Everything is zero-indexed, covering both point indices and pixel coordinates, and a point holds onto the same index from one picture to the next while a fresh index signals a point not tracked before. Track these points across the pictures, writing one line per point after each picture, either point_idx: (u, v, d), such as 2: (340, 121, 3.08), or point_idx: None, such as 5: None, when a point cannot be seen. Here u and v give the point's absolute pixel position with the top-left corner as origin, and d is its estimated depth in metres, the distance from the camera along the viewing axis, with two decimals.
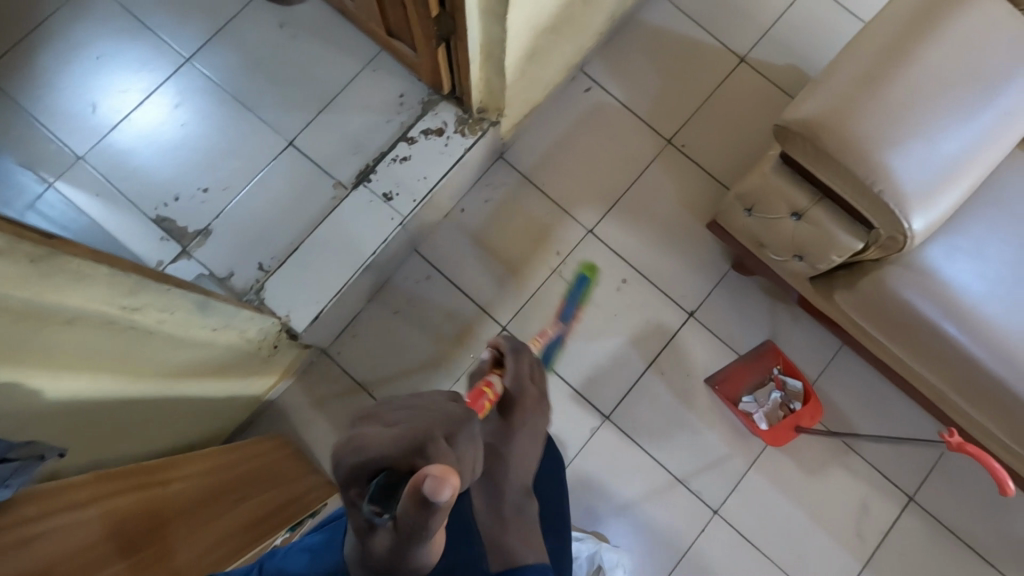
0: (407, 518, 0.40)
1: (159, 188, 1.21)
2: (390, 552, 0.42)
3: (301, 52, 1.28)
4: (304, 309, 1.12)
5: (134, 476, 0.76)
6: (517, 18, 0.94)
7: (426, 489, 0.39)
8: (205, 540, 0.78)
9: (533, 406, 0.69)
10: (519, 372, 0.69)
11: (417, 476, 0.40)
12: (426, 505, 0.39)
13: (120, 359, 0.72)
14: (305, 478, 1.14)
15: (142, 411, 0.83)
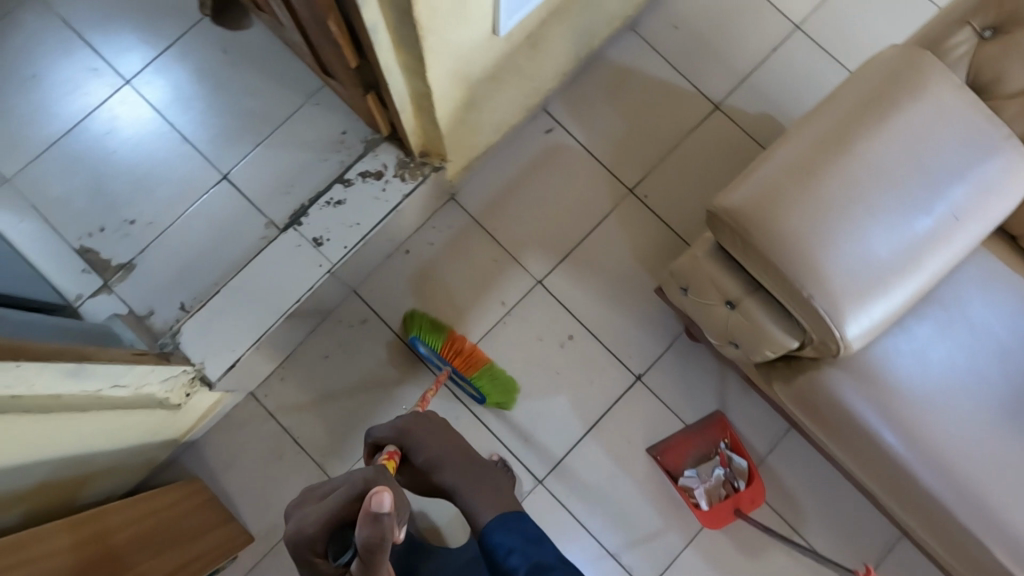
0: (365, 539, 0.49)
1: (85, 218, 1.17)
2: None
3: (244, 82, 1.23)
4: (220, 357, 1.07)
5: (26, 552, 0.70)
6: (442, 74, 0.87)
7: (376, 510, 0.49)
8: None
9: (415, 425, 0.75)
10: (392, 422, 0.75)
11: (366, 506, 0.49)
12: (374, 525, 0.49)
13: None
14: (218, 531, 1.10)
15: (23, 486, 0.77)
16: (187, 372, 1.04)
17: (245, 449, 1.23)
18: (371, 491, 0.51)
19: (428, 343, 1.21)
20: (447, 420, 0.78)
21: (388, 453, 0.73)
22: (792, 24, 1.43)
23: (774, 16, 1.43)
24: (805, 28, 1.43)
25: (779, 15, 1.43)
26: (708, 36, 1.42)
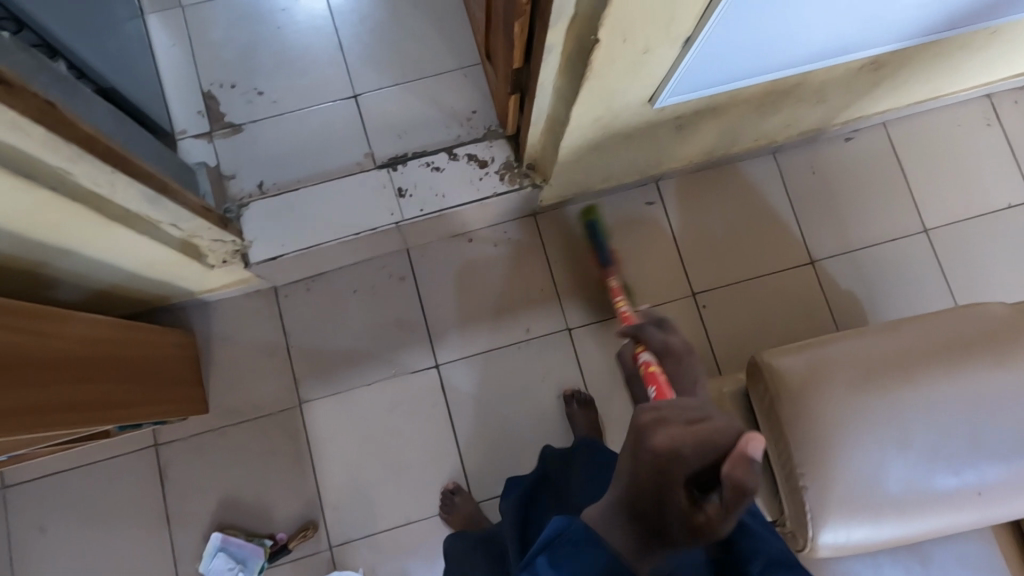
0: (742, 485, 0.52)
1: (225, 70, 1.25)
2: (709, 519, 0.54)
3: (415, 26, 1.29)
4: (268, 246, 1.13)
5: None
6: (585, 114, 0.90)
7: (751, 454, 0.54)
8: (27, 403, 0.75)
9: (712, 431, 0.57)
10: (675, 436, 0.57)
11: (745, 446, 0.54)
12: (747, 467, 0.53)
13: (49, 214, 0.72)
14: (181, 390, 1.15)
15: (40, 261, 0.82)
16: (233, 243, 1.10)
17: (242, 331, 1.28)
18: (734, 438, 0.56)
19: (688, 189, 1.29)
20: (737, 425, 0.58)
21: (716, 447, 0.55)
22: (922, 225, 1.41)
23: (909, 210, 1.41)
24: (932, 236, 1.40)
25: (915, 212, 1.41)
26: (839, 196, 1.42)
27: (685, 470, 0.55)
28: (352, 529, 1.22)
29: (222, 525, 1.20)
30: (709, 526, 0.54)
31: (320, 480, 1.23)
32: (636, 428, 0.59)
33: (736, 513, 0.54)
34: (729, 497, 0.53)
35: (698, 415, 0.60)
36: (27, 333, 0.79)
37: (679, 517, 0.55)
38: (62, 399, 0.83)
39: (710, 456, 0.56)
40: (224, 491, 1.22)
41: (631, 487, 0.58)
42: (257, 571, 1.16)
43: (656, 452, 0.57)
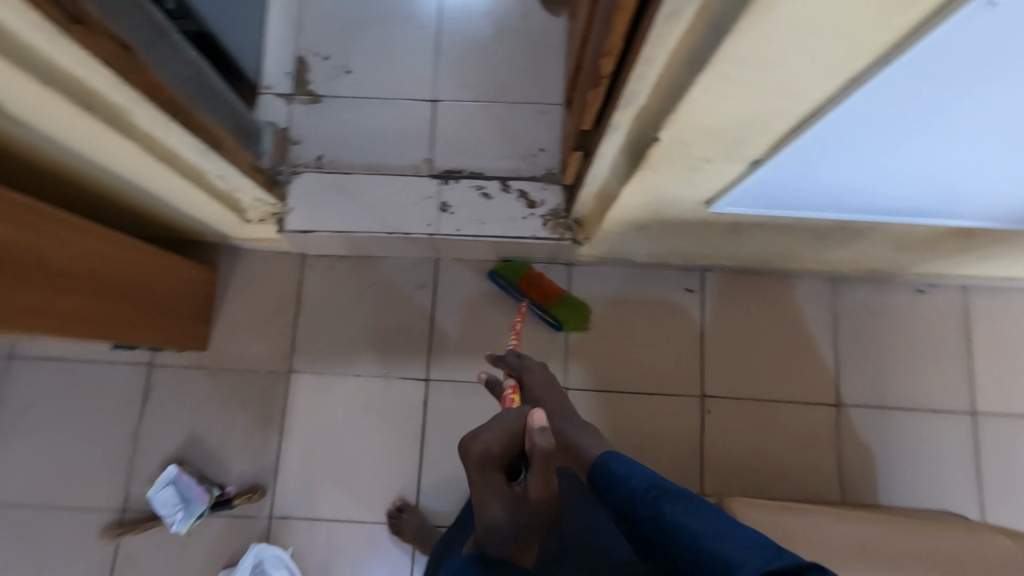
0: (543, 455, 0.69)
1: (324, 41, 1.29)
2: (533, 493, 0.69)
3: (513, 49, 1.29)
4: (304, 218, 1.16)
5: (23, 217, 0.79)
6: (634, 196, 0.87)
7: (536, 428, 0.70)
8: (14, 301, 0.79)
9: (517, 424, 0.74)
10: (489, 441, 0.73)
11: (531, 424, 0.71)
12: (537, 439, 0.70)
13: (101, 141, 0.76)
14: (185, 323, 1.20)
15: (86, 175, 0.87)
16: (273, 205, 1.14)
17: (261, 285, 1.31)
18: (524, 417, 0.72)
19: (511, 283, 1.28)
20: (528, 411, 0.76)
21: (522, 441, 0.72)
22: (971, 408, 1.29)
23: (960, 384, 1.30)
24: (977, 420, 1.29)
25: (967, 390, 1.30)
26: (889, 347, 1.32)
27: (496, 463, 0.72)
28: (294, 507, 1.23)
29: (182, 460, 1.24)
30: (537, 498, 0.69)
31: (282, 449, 1.25)
32: (461, 451, 0.74)
33: (549, 475, 0.69)
34: (539, 468, 0.69)
35: (500, 420, 0.76)
36: (52, 239, 0.84)
37: (517, 505, 0.69)
38: (59, 305, 0.87)
39: (512, 441, 0.73)
40: (193, 427, 1.26)
41: (483, 504, 0.70)
42: (195, 515, 1.18)
43: (474, 460, 0.72)
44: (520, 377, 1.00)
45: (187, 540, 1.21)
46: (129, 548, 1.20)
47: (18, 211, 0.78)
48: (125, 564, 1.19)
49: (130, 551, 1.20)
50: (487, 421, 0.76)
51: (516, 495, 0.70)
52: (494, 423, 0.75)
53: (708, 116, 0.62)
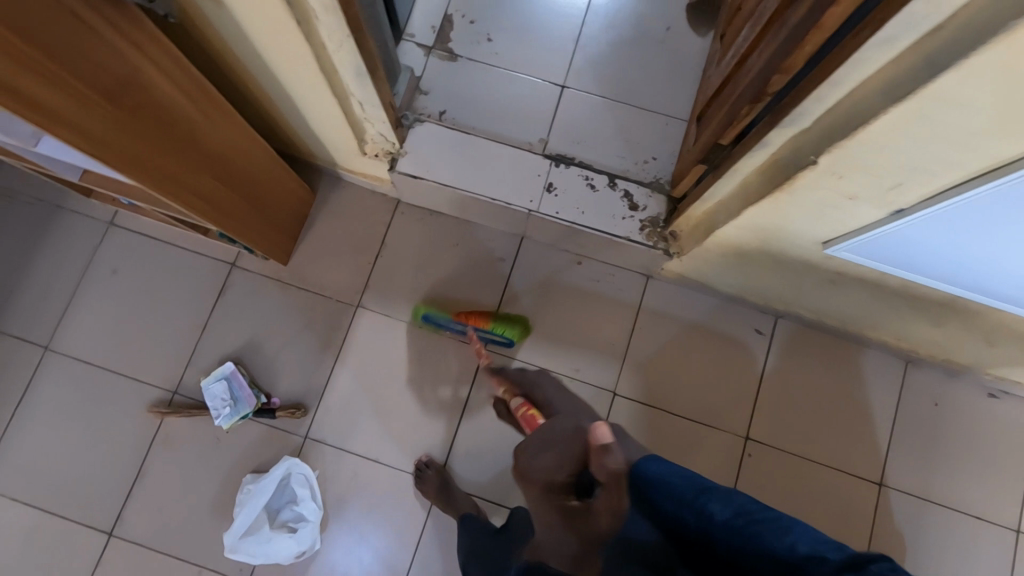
0: (609, 471, 0.69)
1: (473, 5, 1.33)
2: (603, 508, 0.69)
3: (650, 57, 1.32)
4: (416, 164, 1.20)
5: (195, 95, 0.85)
6: (755, 218, 0.88)
7: (601, 443, 0.69)
8: (165, 168, 0.84)
9: (576, 440, 0.74)
10: (550, 461, 0.72)
11: (595, 439, 0.70)
12: (601, 454, 0.69)
13: (282, 39, 0.81)
14: (277, 234, 1.24)
15: (248, 69, 0.92)
16: (391, 145, 1.18)
17: (351, 218, 1.35)
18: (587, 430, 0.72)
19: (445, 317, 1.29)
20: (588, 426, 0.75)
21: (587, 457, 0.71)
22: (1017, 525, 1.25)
23: (1014, 501, 1.26)
24: None
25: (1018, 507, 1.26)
26: (946, 441, 1.29)
27: (562, 479, 0.71)
28: (328, 435, 1.26)
29: (237, 361, 1.28)
30: (604, 522, 0.69)
31: (331, 376, 1.29)
32: (521, 474, 0.74)
33: (618, 490, 0.69)
34: (605, 484, 0.69)
35: (558, 441, 0.75)
36: (212, 122, 0.90)
37: (585, 525, 0.69)
38: (195, 184, 0.92)
39: (574, 464, 0.72)
40: (255, 334, 1.30)
41: (548, 529, 0.72)
42: (239, 416, 1.23)
43: (538, 486, 0.72)
44: (526, 391, 0.98)
45: (224, 437, 1.25)
46: (169, 430, 1.24)
47: (194, 86, 0.84)
48: (161, 443, 1.24)
49: (169, 432, 1.24)
50: (544, 442, 0.75)
51: (585, 509, 0.70)
52: (550, 442, 0.75)
53: (880, 152, 0.63)
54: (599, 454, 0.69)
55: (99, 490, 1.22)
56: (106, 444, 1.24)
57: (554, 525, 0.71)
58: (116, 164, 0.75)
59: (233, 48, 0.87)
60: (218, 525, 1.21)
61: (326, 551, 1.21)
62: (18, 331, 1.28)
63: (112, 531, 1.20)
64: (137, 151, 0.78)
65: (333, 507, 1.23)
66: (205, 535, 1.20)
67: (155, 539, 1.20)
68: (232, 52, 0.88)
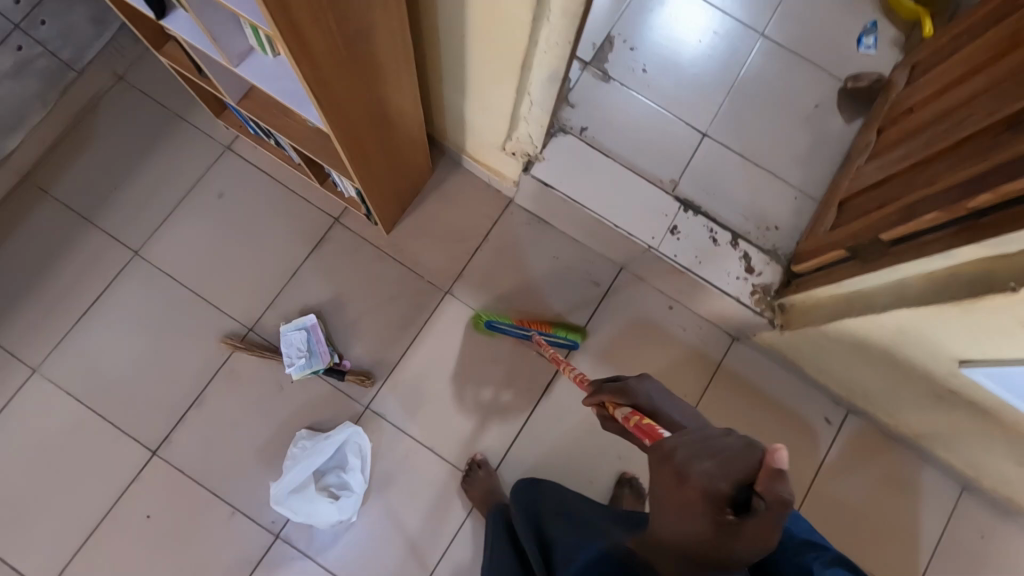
0: (776, 505, 0.45)
1: (636, 33, 1.35)
2: (748, 536, 0.48)
3: (792, 129, 1.33)
4: (551, 173, 1.21)
5: (394, 51, 0.84)
6: (902, 319, 0.88)
7: (777, 466, 0.45)
8: (345, 112, 0.84)
9: (739, 455, 0.47)
10: (706, 473, 0.47)
11: (769, 461, 0.45)
12: (772, 478, 0.45)
13: (506, 28, 0.82)
14: (393, 204, 1.23)
15: (445, 44, 0.92)
16: (531, 149, 1.17)
17: (459, 204, 1.34)
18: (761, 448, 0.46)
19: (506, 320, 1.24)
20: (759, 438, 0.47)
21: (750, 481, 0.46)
22: None
23: None
24: None
25: None
26: None
27: (713, 496, 0.47)
28: (389, 411, 1.24)
29: (318, 315, 1.26)
30: (751, 546, 0.48)
31: (405, 354, 1.27)
32: (666, 470, 0.50)
33: (779, 522, 0.47)
34: (763, 513, 0.46)
35: (719, 448, 0.48)
36: (394, 74, 0.88)
37: (728, 541, 0.48)
38: (357, 135, 0.92)
39: (737, 478, 0.46)
40: (340, 292, 1.29)
41: (678, 528, 0.51)
42: (311, 370, 1.21)
43: (683, 497, 0.48)
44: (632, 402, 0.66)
45: (288, 386, 1.23)
46: (237, 365, 1.23)
47: (397, 43, 0.83)
48: (225, 376, 1.22)
49: (236, 367, 1.23)
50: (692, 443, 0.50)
51: (729, 533, 0.48)
52: (697, 445, 0.49)
53: None
54: (770, 473, 0.45)
55: (153, 407, 1.20)
56: (171, 363, 1.22)
57: (683, 533, 0.50)
58: (312, 86, 0.73)
59: (444, 22, 0.87)
60: (262, 471, 1.19)
61: (361, 524, 1.19)
62: (112, 230, 1.27)
63: (157, 451, 1.18)
64: (333, 91, 0.77)
65: (378, 483, 1.21)
66: (247, 478, 1.18)
67: (196, 469, 1.18)
68: (443, 26, 0.88)
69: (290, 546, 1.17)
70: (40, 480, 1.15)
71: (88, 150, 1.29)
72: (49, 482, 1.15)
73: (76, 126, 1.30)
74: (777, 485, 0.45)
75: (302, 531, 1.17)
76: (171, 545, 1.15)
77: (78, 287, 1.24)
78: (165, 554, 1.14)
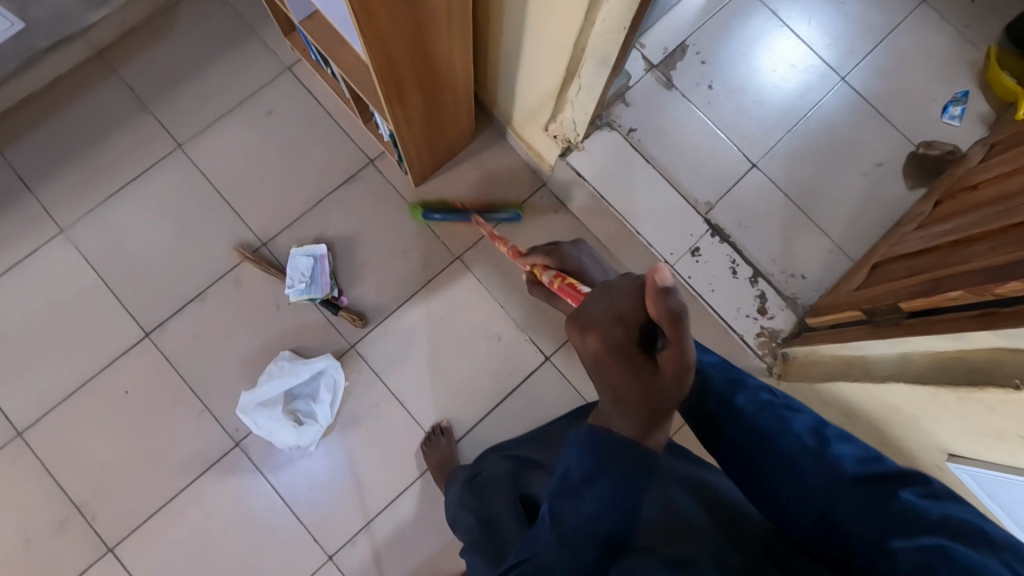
0: (671, 316, 0.47)
1: (712, 48, 1.30)
2: (668, 365, 0.48)
3: (848, 182, 1.27)
4: (586, 163, 1.21)
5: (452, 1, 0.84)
6: (902, 397, 0.83)
7: (662, 282, 0.48)
8: (389, 49, 0.84)
9: (632, 288, 0.52)
10: (605, 309, 0.52)
11: (655, 274, 0.48)
12: (663, 293, 0.48)
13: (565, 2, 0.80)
14: (427, 159, 1.24)
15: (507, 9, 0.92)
16: (573, 136, 1.16)
17: (492, 175, 1.32)
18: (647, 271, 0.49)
19: (445, 208, 1.29)
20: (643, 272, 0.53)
21: (653, 296, 0.48)
22: None
23: None
24: None
25: None
26: None
27: (627, 333, 0.50)
28: (371, 357, 1.25)
29: (329, 247, 1.29)
30: (674, 377, 0.48)
31: (400, 306, 1.28)
32: (578, 332, 0.52)
33: (690, 345, 0.48)
34: (671, 332, 0.48)
35: (615, 288, 0.53)
36: (448, 24, 0.89)
37: (657, 377, 0.49)
38: (399, 77, 0.92)
39: (639, 308, 0.50)
40: (356, 230, 1.30)
41: (607, 398, 0.50)
42: (308, 296, 1.23)
43: (598, 348, 0.50)
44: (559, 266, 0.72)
45: (284, 307, 1.26)
46: (243, 273, 1.27)
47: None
48: (230, 282, 1.26)
49: (242, 276, 1.27)
50: (600, 297, 0.54)
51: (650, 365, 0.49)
52: (597, 301, 0.54)
53: None
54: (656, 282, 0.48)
55: (159, 292, 1.25)
56: (184, 257, 1.27)
57: (613, 389, 0.50)
58: (358, 12, 0.73)
59: None
60: (239, 380, 1.23)
61: (317, 455, 1.21)
62: (164, 121, 1.32)
63: (149, 333, 1.23)
64: (380, 22, 0.78)
65: (343, 421, 1.23)
66: (224, 381, 1.22)
67: (180, 360, 1.23)
68: None
69: (246, 456, 1.20)
70: (42, 332, 1.22)
71: (162, 41, 1.35)
72: (47, 336, 1.22)
73: (158, 17, 1.36)
74: (670, 303, 0.47)
75: (260, 446, 1.20)
76: (139, 423, 1.20)
77: (119, 164, 1.30)
78: (133, 430, 1.20)
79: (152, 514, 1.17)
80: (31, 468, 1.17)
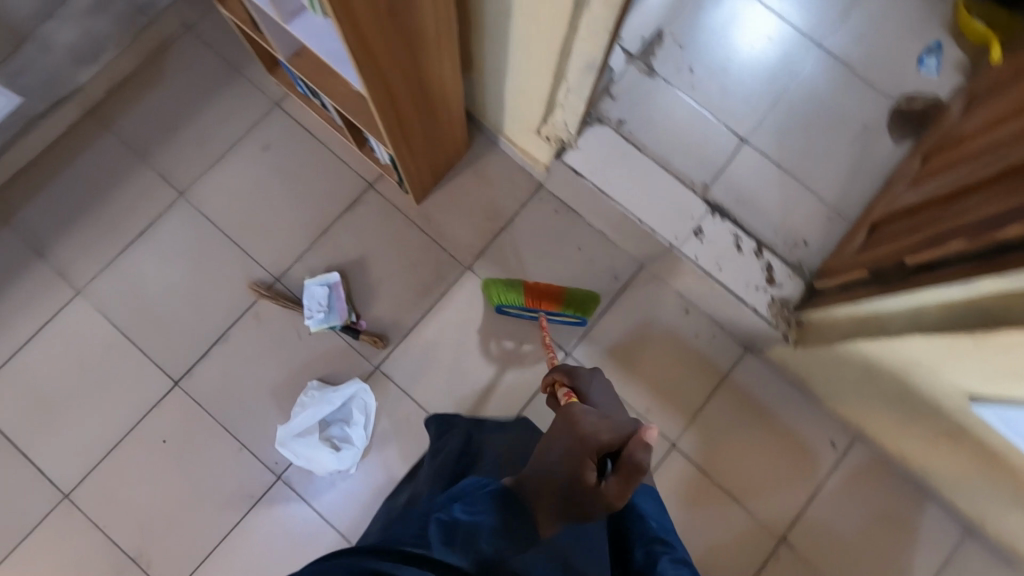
0: (634, 463, 0.60)
1: (689, 32, 1.33)
2: (604, 491, 0.60)
3: (836, 144, 1.30)
4: (582, 158, 1.22)
5: (437, 26, 0.87)
6: (918, 346, 0.87)
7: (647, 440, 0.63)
8: (382, 79, 0.87)
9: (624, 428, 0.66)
10: (595, 429, 0.65)
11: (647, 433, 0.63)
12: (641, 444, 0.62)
13: (549, 11, 0.83)
14: (426, 176, 1.26)
15: (491, 22, 0.94)
16: (566, 136, 1.18)
17: (491, 182, 1.35)
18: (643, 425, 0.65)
19: (515, 305, 1.24)
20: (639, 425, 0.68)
21: (633, 446, 0.62)
22: None
23: None
24: None
25: None
26: None
27: (601, 450, 0.63)
28: (397, 375, 1.28)
29: (342, 274, 1.31)
30: (605, 503, 0.60)
31: (418, 322, 1.30)
32: (568, 419, 0.67)
33: (629, 488, 0.60)
34: (626, 471, 0.60)
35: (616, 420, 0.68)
36: (435, 47, 0.91)
37: (591, 495, 0.60)
38: (394, 104, 0.95)
39: (620, 443, 0.64)
40: (365, 253, 1.32)
41: (546, 474, 0.62)
42: (328, 324, 1.26)
43: (577, 442, 0.64)
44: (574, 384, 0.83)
45: (306, 337, 1.29)
46: (261, 310, 1.29)
47: (439, 20, 0.86)
48: (249, 319, 1.29)
49: (260, 312, 1.29)
50: (597, 415, 0.69)
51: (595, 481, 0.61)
52: (594, 415, 0.68)
53: None
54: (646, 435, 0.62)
55: (181, 338, 1.27)
56: (201, 301, 1.29)
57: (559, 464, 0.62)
58: (352, 44, 0.75)
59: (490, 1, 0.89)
60: (272, 414, 1.25)
61: (358, 476, 1.24)
62: (162, 171, 1.34)
63: (179, 381, 1.26)
64: (372, 55, 0.80)
65: (377, 441, 1.25)
66: (259, 416, 1.25)
67: (212, 403, 1.25)
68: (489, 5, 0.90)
69: (289, 487, 1.23)
70: (73, 392, 1.24)
71: (150, 93, 1.37)
72: (78, 395, 1.24)
73: (143, 69, 1.38)
74: (638, 455, 0.61)
75: (301, 475, 1.23)
76: (181, 468, 1.22)
77: (125, 217, 1.32)
78: (177, 475, 1.22)
79: (205, 557, 1.19)
80: (81, 526, 1.19)
